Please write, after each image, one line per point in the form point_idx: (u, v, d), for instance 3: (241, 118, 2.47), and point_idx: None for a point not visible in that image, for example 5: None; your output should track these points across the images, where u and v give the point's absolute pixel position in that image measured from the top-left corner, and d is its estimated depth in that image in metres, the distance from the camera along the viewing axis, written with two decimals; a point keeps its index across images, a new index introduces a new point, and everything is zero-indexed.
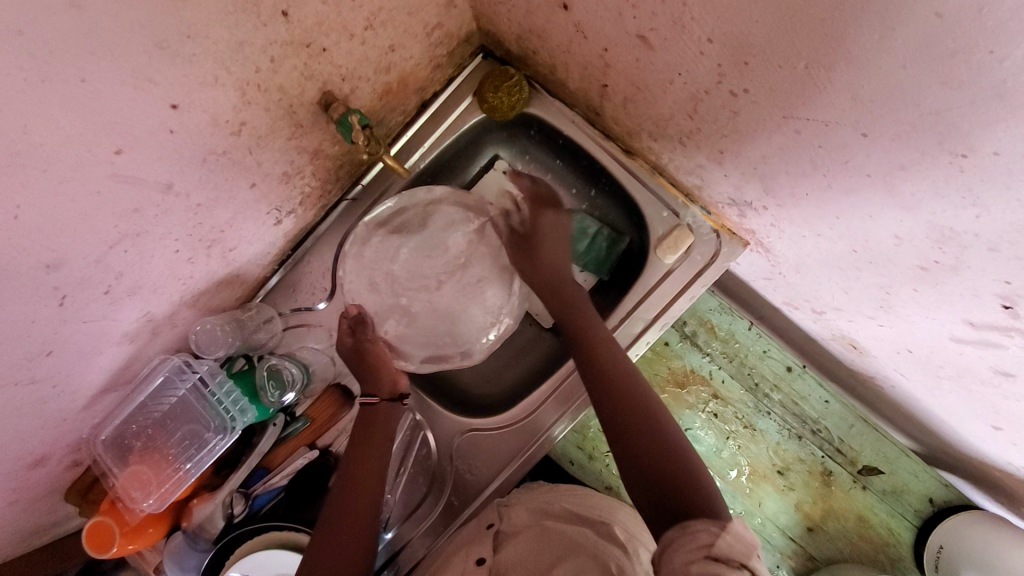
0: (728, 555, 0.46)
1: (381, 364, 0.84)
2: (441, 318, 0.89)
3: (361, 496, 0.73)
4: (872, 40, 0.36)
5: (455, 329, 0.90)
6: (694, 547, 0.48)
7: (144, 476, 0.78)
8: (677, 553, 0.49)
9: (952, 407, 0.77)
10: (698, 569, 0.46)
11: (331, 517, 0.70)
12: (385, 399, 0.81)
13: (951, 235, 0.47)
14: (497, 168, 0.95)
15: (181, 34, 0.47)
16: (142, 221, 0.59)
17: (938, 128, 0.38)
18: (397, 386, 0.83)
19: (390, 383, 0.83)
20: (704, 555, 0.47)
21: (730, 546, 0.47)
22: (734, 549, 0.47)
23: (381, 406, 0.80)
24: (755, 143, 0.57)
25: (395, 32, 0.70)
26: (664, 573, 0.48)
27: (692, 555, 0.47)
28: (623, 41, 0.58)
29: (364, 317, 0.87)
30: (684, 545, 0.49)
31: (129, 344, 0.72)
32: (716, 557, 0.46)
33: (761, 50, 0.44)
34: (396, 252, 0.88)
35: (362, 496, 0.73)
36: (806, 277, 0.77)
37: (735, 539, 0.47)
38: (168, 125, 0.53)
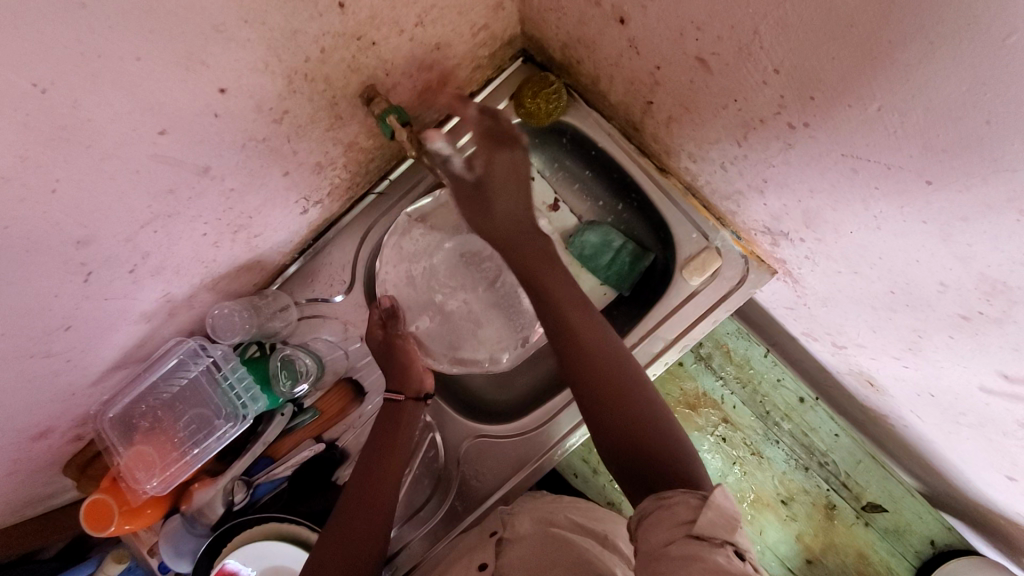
0: (710, 532, 0.44)
1: (411, 362, 0.84)
2: (475, 316, 0.93)
3: (379, 489, 0.73)
4: (959, 90, 0.35)
5: (484, 331, 0.93)
6: (672, 523, 0.47)
7: (150, 456, 0.78)
8: (655, 531, 0.48)
9: (969, 454, 0.76)
10: (678, 548, 0.44)
11: (349, 508, 0.71)
12: (411, 397, 0.81)
13: (1001, 289, 0.46)
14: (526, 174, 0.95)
15: (238, 19, 0.46)
16: (175, 203, 0.58)
17: (1010, 186, 0.37)
18: (423, 386, 0.83)
19: (417, 381, 0.83)
20: (682, 534, 0.46)
21: (712, 522, 0.45)
22: (716, 524, 0.45)
23: (406, 404, 0.81)
24: (805, 176, 0.56)
25: (443, 30, 0.68)
26: (642, 550, 0.47)
27: (671, 534, 0.46)
28: (679, 61, 0.58)
29: (396, 309, 0.88)
30: (664, 520, 0.48)
31: (145, 324, 0.71)
32: (696, 534, 0.44)
33: (832, 87, 0.44)
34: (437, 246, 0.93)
35: (381, 489, 0.73)
36: (833, 311, 0.77)
37: (717, 514, 0.45)
38: (214, 110, 0.52)
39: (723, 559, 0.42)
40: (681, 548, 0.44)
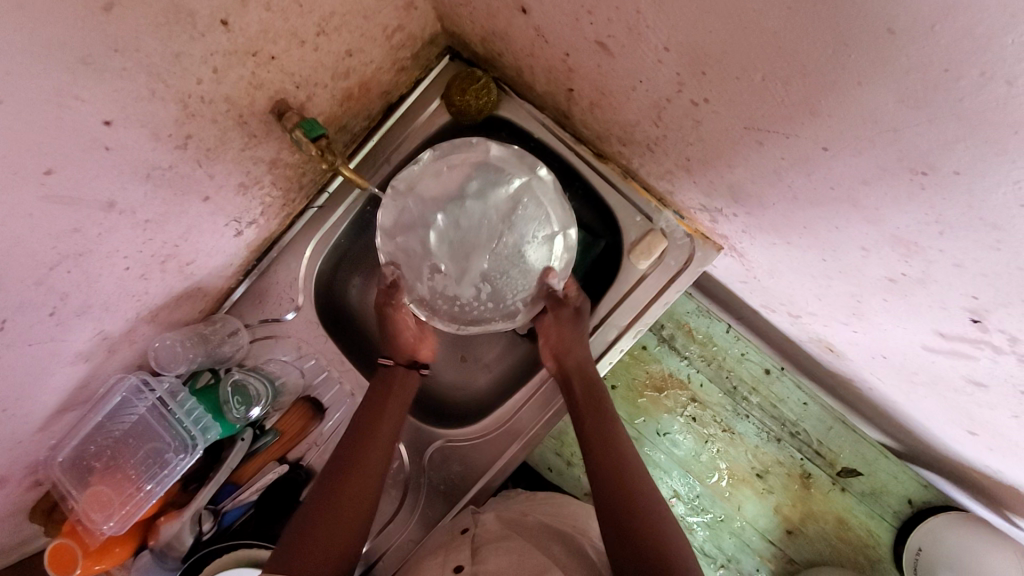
0: None
1: (401, 331, 0.84)
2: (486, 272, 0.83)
3: (361, 482, 0.69)
4: (825, 54, 0.34)
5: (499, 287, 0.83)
6: None
7: (104, 497, 0.76)
8: None
9: (928, 411, 0.76)
10: None
11: (324, 497, 0.66)
12: (402, 364, 0.82)
13: (915, 249, 0.45)
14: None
15: (107, 48, 0.44)
16: (85, 241, 0.56)
17: (896, 146, 0.36)
18: (417, 352, 0.85)
19: (408, 349, 0.84)
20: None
21: None
22: None
23: (398, 369, 0.81)
24: (719, 152, 0.55)
25: (351, 36, 0.67)
26: None
27: None
28: (584, 46, 0.56)
29: (399, 280, 0.83)
30: None
31: (85, 364, 0.69)
32: None
33: (717, 61, 0.42)
34: (431, 213, 0.82)
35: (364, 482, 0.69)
36: (780, 281, 0.76)
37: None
38: (103, 142, 0.50)
39: None
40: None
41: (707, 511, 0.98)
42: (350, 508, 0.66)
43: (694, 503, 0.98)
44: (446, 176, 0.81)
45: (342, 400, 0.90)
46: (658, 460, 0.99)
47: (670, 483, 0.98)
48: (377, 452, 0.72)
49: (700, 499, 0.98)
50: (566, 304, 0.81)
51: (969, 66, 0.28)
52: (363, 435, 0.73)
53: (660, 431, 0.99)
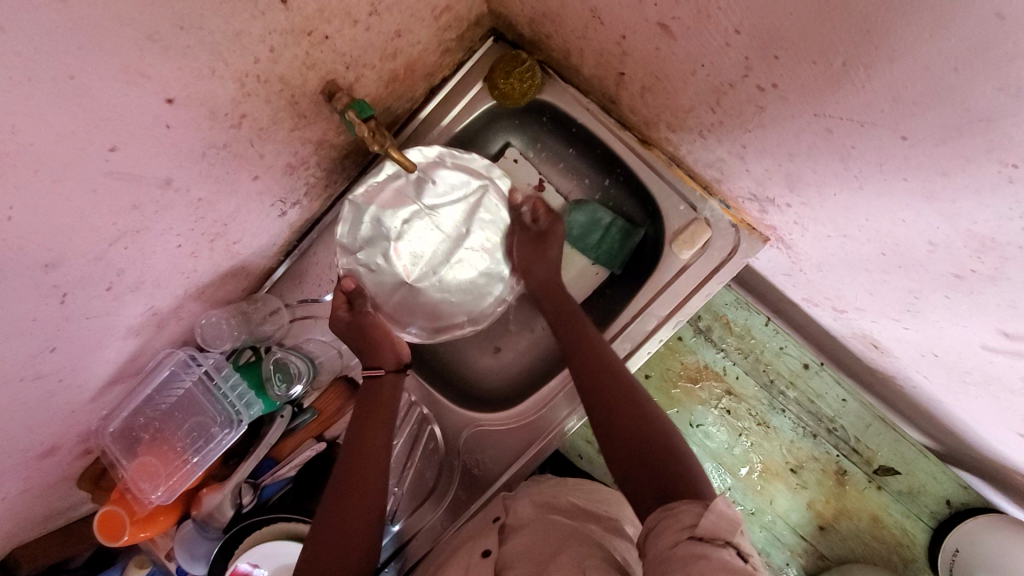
0: (711, 534, 0.44)
1: (382, 337, 0.80)
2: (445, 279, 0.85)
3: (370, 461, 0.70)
4: (918, 38, 0.33)
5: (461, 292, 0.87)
6: (677, 529, 0.47)
7: (153, 467, 0.78)
8: (663, 536, 0.48)
9: (977, 412, 0.74)
10: (682, 550, 0.44)
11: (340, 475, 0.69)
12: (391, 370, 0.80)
13: (991, 245, 0.43)
14: (508, 156, 0.92)
15: (172, 25, 0.44)
16: (141, 218, 0.56)
17: (986, 137, 0.35)
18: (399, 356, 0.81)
19: (393, 355, 0.81)
20: (687, 536, 0.46)
21: (713, 524, 0.45)
22: (718, 527, 0.44)
23: (386, 378, 0.79)
24: (780, 140, 0.54)
25: (402, 16, 0.66)
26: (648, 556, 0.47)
27: (676, 538, 0.46)
28: (643, 28, 0.55)
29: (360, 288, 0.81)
30: (671, 526, 0.48)
31: (135, 338, 0.71)
32: (698, 536, 0.45)
33: (794, 44, 0.41)
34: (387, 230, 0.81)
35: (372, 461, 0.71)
36: (829, 276, 0.74)
37: (718, 518, 0.45)
38: (165, 120, 0.51)
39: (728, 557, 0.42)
40: (688, 549, 0.44)
41: (738, 504, 0.97)
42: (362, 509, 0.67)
43: (725, 495, 0.97)
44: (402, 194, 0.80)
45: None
46: None
47: None
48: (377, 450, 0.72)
49: (730, 491, 0.97)
50: (532, 228, 0.85)
51: None
52: (361, 435, 0.73)
53: (693, 422, 0.99)
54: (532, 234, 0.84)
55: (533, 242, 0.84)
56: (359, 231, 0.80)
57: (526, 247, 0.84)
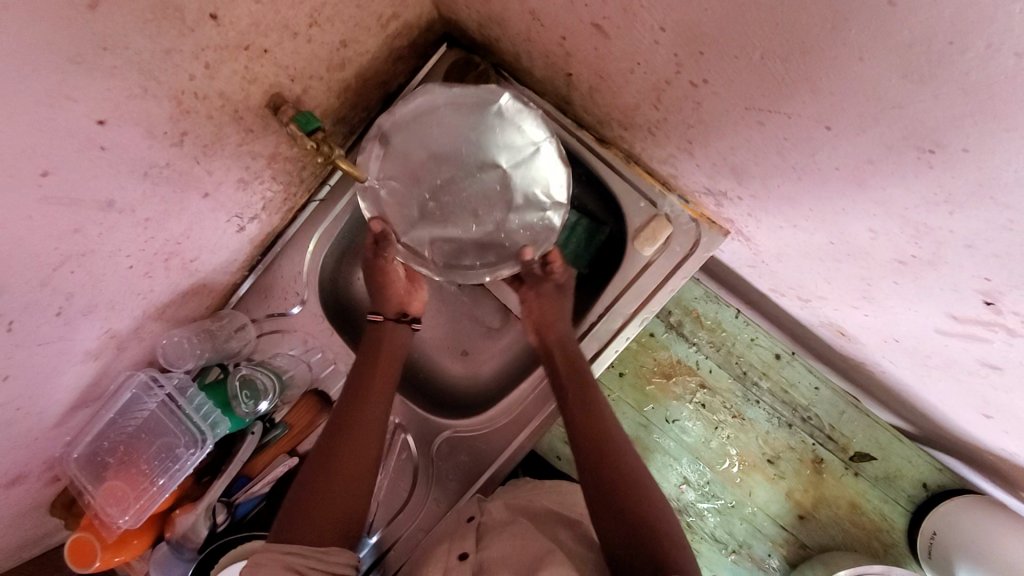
0: None
1: (389, 283, 0.80)
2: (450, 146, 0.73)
3: (367, 410, 0.69)
4: (823, 29, 0.34)
5: (425, 137, 0.73)
6: None
7: (119, 491, 0.77)
8: None
9: (943, 394, 0.74)
10: None
11: (337, 424, 0.68)
12: (391, 318, 0.79)
13: (925, 230, 0.44)
14: None
15: (96, 48, 0.44)
16: (85, 241, 0.56)
17: (902, 123, 0.36)
18: (406, 307, 0.82)
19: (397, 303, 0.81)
20: None
21: None
22: None
23: (387, 324, 0.79)
24: (721, 135, 0.54)
25: (346, 26, 0.66)
26: None
27: None
28: (579, 29, 0.55)
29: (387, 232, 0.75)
30: None
31: (94, 362, 0.70)
32: None
33: (715, 39, 0.42)
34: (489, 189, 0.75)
35: (368, 410, 0.69)
36: (788, 266, 0.74)
37: None
38: (99, 142, 0.50)
39: None
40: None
41: (717, 497, 0.97)
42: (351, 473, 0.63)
43: (702, 489, 0.97)
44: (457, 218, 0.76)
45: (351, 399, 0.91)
46: (667, 446, 0.98)
47: (680, 470, 0.98)
48: (375, 403, 0.70)
49: (709, 485, 0.97)
50: (547, 279, 0.83)
51: (975, 36, 0.28)
52: (355, 392, 0.70)
53: (669, 417, 0.99)
54: (553, 285, 0.82)
55: (555, 295, 0.82)
56: (527, 201, 0.75)
57: (546, 301, 0.82)
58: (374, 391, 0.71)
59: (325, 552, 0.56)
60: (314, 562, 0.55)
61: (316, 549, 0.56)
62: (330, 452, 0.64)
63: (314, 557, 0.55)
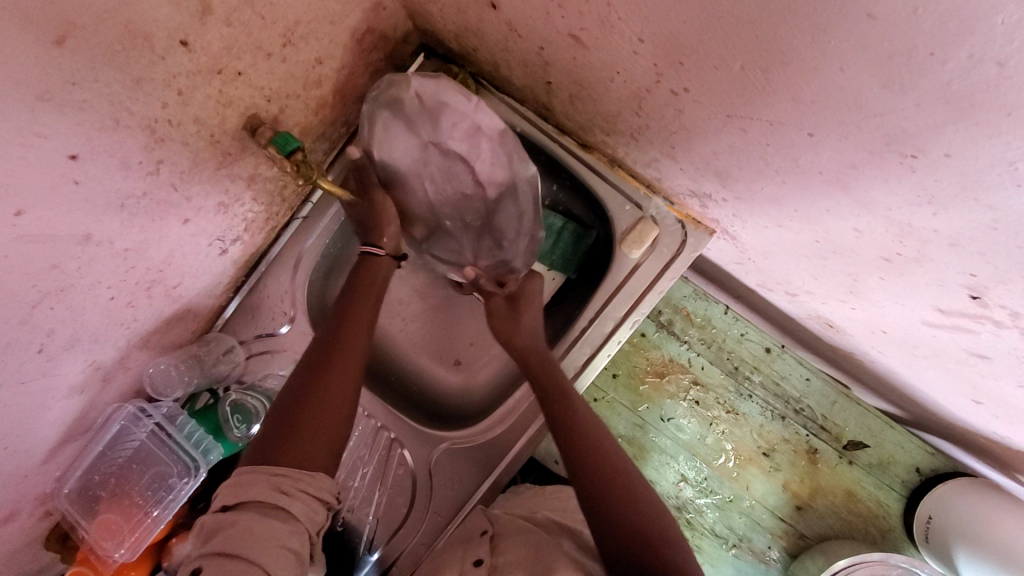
0: None
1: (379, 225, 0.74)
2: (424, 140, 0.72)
3: (354, 335, 0.65)
4: (801, 40, 0.34)
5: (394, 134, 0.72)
6: None
7: (115, 524, 0.76)
8: None
9: (931, 381, 0.75)
10: None
11: (322, 346, 0.64)
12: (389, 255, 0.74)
13: (909, 230, 0.44)
14: None
15: (64, 83, 0.43)
16: (65, 276, 0.54)
17: (882, 129, 0.36)
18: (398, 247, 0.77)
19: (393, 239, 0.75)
20: None
21: None
22: None
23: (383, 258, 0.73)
24: (703, 139, 0.54)
25: (320, 43, 0.65)
26: None
27: None
28: (557, 40, 0.55)
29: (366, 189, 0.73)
30: None
31: (80, 396, 0.68)
32: None
33: (694, 50, 0.42)
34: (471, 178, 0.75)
35: (356, 335, 0.66)
36: (774, 262, 0.75)
37: None
38: (72, 176, 0.49)
39: None
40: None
41: (715, 492, 0.98)
42: (336, 384, 0.60)
43: (701, 486, 0.98)
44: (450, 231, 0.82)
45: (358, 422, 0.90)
46: (663, 444, 0.99)
47: (678, 468, 0.98)
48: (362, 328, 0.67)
49: (706, 480, 0.98)
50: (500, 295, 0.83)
51: (953, 48, 0.28)
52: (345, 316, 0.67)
53: (664, 416, 0.99)
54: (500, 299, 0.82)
55: (508, 310, 0.82)
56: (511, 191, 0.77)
57: (500, 316, 0.82)
58: (362, 314, 0.68)
59: (311, 476, 0.53)
60: (303, 486, 0.52)
61: (303, 471, 0.53)
62: (315, 366, 0.62)
63: (298, 481, 0.52)
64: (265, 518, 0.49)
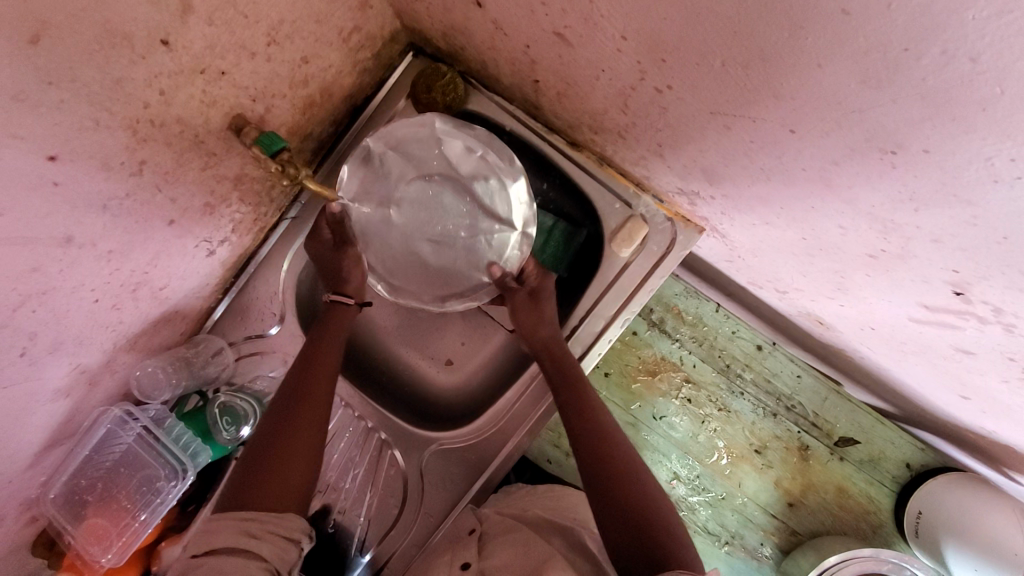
0: None
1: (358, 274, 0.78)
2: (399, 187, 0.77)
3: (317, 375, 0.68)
4: (780, 37, 0.34)
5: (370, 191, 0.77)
6: None
7: (102, 529, 0.75)
8: None
9: (920, 377, 0.75)
10: None
11: (290, 388, 0.66)
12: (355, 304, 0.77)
13: (892, 226, 0.45)
14: None
15: (40, 83, 0.42)
16: (46, 279, 0.54)
17: (863, 125, 0.36)
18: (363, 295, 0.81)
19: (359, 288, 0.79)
20: None
21: None
22: None
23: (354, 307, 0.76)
24: (689, 137, 0.54)
25: (306, 43, 0.65)
26: None
27: None
28: (542, 38, 0.55)
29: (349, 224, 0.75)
30: None
31: (65, 399, 0.68)
32: None
33: (676, 48, 0.42)
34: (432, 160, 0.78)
35: (318, 375, 0.68)
36: (764, 260, 0.75)
37: None
38: (52, 178, 0.48)
39: None
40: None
41: (708, 490, 0.98)
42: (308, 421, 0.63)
43: (694, 483, 0.98)
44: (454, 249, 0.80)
45: (349, 423, 0.90)
46: (656, 443, 0.99)
47: (670, 466, 0.98)
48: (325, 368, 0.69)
49: (698, 478, 0.98)
50: (522, 288, 0.80)
51: (928, 45, 0.28)
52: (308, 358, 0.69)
53: (656, 415, 0.99)
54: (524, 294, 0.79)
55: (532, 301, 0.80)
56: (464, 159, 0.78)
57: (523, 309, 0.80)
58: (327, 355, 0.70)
59: (282, 518, 0.54)
60: (273, 529, 0.52)
61: (273, 514, 0.53)
62: (285, 407, 0.63)
63: (267, 522, 0.52)
64: (230, 558, 0.48)
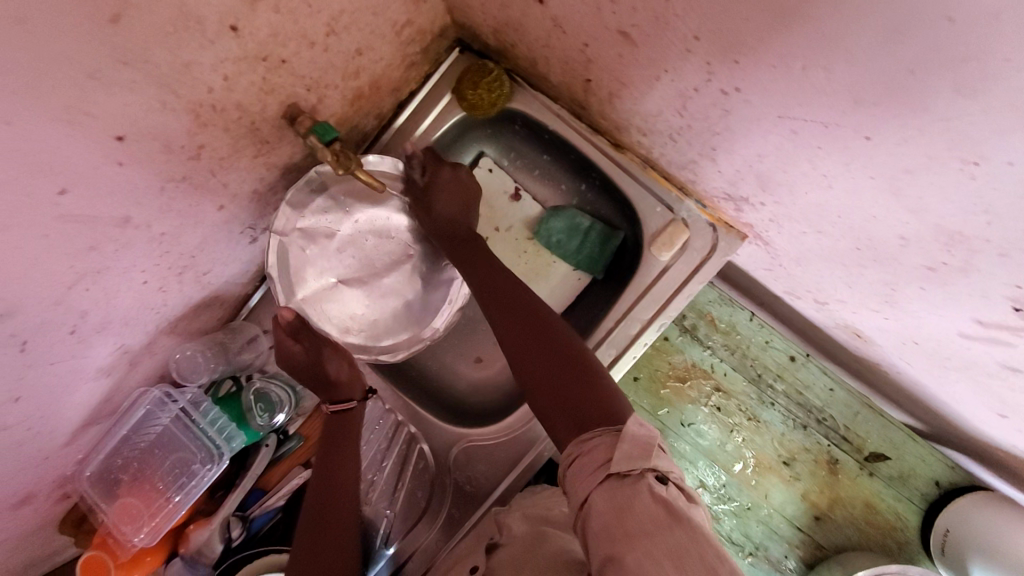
0: (629, 466, 0.47)
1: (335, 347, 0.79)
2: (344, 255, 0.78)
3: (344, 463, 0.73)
4: (872, 41, 0.34)
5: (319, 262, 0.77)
6: (593, 467, 0.49)
7: (135, 509, 0.76)
8: (581, 474, 0.50)
9: (960, 395, 0.74)
10: (599, 486, 0.47)
11: (321, 476, 0.71)
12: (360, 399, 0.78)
13: (960, 239, 0.44)
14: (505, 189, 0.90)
15: (115, 62, 0.42)
16: (101, 258, 0.54)
17: (948, 135, 0.36)
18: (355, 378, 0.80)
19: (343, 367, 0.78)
20: (603, 474, 0.48)
21: (626, 455, 0.48)
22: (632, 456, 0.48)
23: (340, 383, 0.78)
24: (748, 141, 0.54)
25: (362, 34, 0.65)
26: (571, 488, 0.50)
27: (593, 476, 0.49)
28: (604, 36, 0.54)
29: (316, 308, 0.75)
30: (586, 461, 0.51)
31: (106, 378, 0.68)
32: (616, 474, 0.47)
33: (752, 48, 0.41)
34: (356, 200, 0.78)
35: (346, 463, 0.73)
36: (807, 269, 0.74)
37: (630, 446, 0.48)
38: (116, 158, 0.49)
39: (646, 496, 0.45)
40: (608, 495, 0.46)
41: (733, 499, 0.97)
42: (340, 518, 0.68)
43: (719, 492, 0.97)
44: (402, 280, 0.82)
45: (380, 417, 0.91)
46: (683, 450, 0.98)
47: (697, 473, 0.98)
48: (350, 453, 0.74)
49: (723, 487, 0.97)
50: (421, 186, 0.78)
51: None
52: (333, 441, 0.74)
53: (684, 422, 0.98)
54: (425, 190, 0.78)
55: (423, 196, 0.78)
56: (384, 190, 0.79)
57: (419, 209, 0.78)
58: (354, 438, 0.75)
59: None
60: None
61: None
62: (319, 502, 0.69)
63: None
64: None
